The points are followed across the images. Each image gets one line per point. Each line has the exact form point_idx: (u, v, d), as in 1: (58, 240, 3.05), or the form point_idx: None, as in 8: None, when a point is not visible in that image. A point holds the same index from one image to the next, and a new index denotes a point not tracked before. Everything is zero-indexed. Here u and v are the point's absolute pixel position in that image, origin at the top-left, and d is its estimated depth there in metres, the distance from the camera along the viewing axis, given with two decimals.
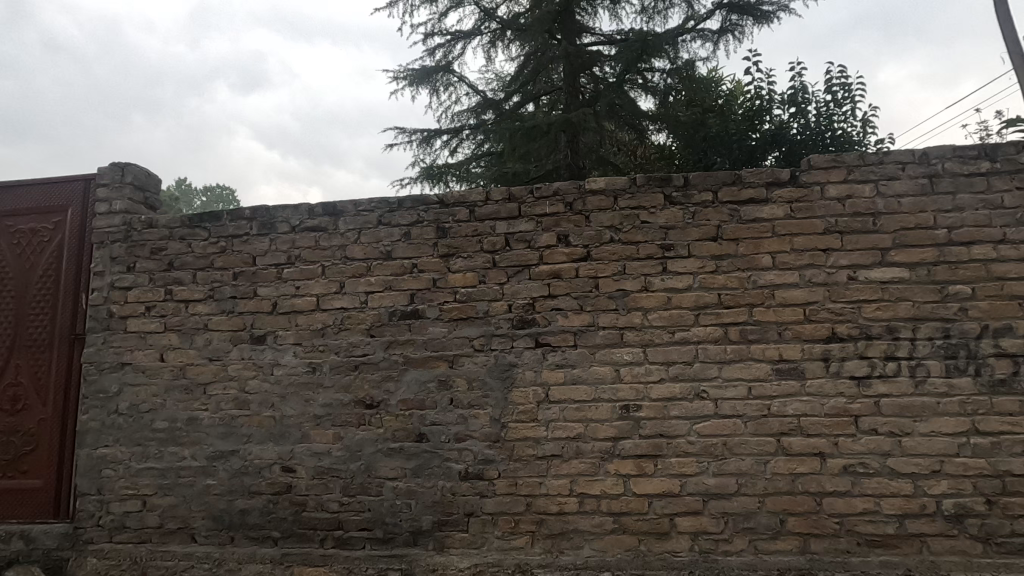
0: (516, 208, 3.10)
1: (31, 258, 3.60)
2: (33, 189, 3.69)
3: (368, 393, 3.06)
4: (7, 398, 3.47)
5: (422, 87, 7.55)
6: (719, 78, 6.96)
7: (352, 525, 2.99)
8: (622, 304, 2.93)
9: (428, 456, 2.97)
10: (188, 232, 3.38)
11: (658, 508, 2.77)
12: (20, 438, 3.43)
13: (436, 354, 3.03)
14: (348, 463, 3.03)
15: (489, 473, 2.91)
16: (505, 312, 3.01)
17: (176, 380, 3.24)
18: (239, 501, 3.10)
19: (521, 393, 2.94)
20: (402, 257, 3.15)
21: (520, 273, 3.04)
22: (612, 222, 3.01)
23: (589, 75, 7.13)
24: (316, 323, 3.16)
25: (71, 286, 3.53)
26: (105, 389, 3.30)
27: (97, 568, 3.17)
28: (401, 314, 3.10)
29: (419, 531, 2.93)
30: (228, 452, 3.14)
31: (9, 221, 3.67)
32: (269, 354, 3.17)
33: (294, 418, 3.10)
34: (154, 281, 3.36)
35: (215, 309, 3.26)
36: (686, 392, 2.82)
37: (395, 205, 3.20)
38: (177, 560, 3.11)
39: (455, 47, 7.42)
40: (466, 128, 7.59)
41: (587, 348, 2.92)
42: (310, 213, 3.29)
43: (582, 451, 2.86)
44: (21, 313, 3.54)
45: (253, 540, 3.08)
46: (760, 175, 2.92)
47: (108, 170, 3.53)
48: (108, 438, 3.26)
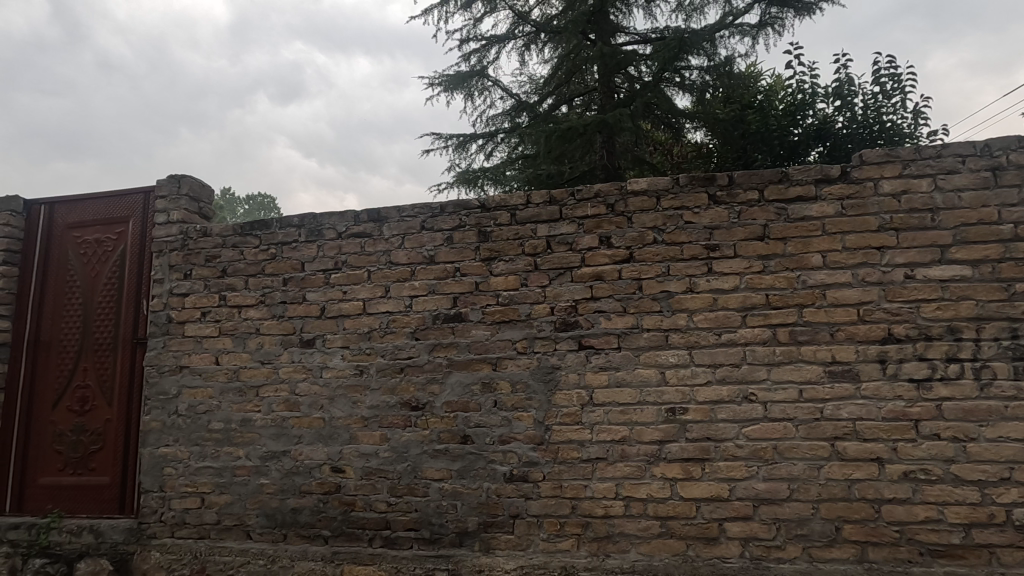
0: (557, 210, 3.11)
1: (96, 266, 3.81)
2: (98, 202, 3.91)
3: (414, 395, 3.11)
4: (77, 399, 3.68)
5: (457, 92, 7.63)
6: (758, 74, 6.79)
7: (399, 525, 3.05)
8: (666, 305, 2.90)
9: (474, 457, 3.00)
10: (240, 240, 3.51)
11: (706, 512, 2.73)
12: (88, 437, 3.63)
13: (480, 357, 3.06)
14: (395, 463, 3.09)
15: (534, 475, 2.92)
16: (548, 315, 3.02)
17: (231, 382, 3.37)
18: (292, 500, 3.20)
19: (565, 395, 2.94)
20: (444, 262, 3.20)
21: (562, 275, 3.04)
22: (655, 223, 2.98)
23: (624, 75, 7.07)
24: (363, 327, 3.24)
25: (133, 293, 3.72)
26: (166, 391, 3.46)
27: (159, 562, 3.31)
28: (445, 317, 3.14)
29: (465, 531, 2.97)
30: (280, 452, 3.24)
31: (77, 232, 3.90)
32: (318, 357, 3.27)
33: (342, 420, 3.18)
34: (209, 287, 3.51)
35: (266, 314, 3.38)
36: (734, 394, 2.77)
37: (438, 210, 3.26)
38: (233, 555, 3.23)
39: (489, 51, 7.48)
40: (500, 132, 7.65)
41: (632, 350, 2.90)
42: (355, 220, 3.37)
43: (627, 454, 2.84)
44: (88, 318, 3.76)
45: (305, 538, 3.17)
46: (808, 171, 2.85)
47: (166, 183, 3.71)
48: (169, 438, 3.41)
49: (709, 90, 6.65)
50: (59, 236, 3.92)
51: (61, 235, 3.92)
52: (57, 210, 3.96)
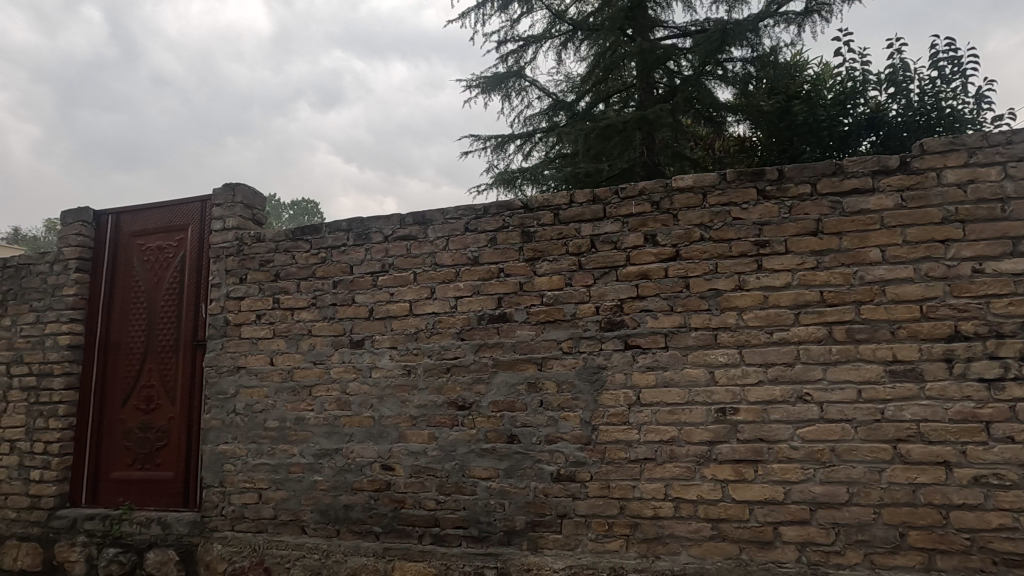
0: (601, 209, 3.09)
1: (159, 272, 4.01)
2: (159, 211, 4.12)
3: (461, 395, 3.15)
4: (143, 398, 3.89)
5: (494, 93, 7.68)
6: (804, 63, 6.58)
7: (448, 523, 3.09)
8: (714, 304, 2.84)
9: (521, 457, 3.01)
10: (291, 244, 3.63)
11: (760, 515, 2.67)
12: (154, 434, 3.83)
13: (525, 356, 3.07)
14: (443, 462, 3.13)
15: (582, 475, 2.91)
16: (593, 314, 3.01)
17: (285, 381, 3.49)
18: (343, 496, 3.29)
19: (611, 394, 2.92)
20: (488, 262, 3.23)
21: (607, 274, 3.03)
22: (702, 220, 2.93)
23: (664, 70, 6.97)
24: (410, 328, 3.30)
25: (192, 296, 3.90)
26: (224, 391, 3.61)
27: (221, 554, 3.46)
28: (490, 317, 3.17)
29: (512, 530, 2.99)
30: (332, 450, 3.34)
31: (141, 240, 4.12)
32: (367, 357, 3.35)
33: (391, 419, 3.25)
34: (263, 290, 3.64)
35: (317, 316, 3.49)
36: (788, 394, 2.69)
37: (481, 212, 3.29)
38: (289, 549, 3.34)
39: (527, 52, 7.50)
40: (538, 131, 7.65)
41: (679, 349, 2.86)
42: (401, 223, 3.44)
43: (676, 455, 2.80)
44: (152, 321, 3.97)
45: (357, 534, 3.25)
46: (864, 163, 2.74)
47: (222, 191, 3.88)
48: (228, 436, 3.56)
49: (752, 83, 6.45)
50: (125, 244, 4.15)
51: (127, 243, 4.15)
52: (123, 219, 4.20)
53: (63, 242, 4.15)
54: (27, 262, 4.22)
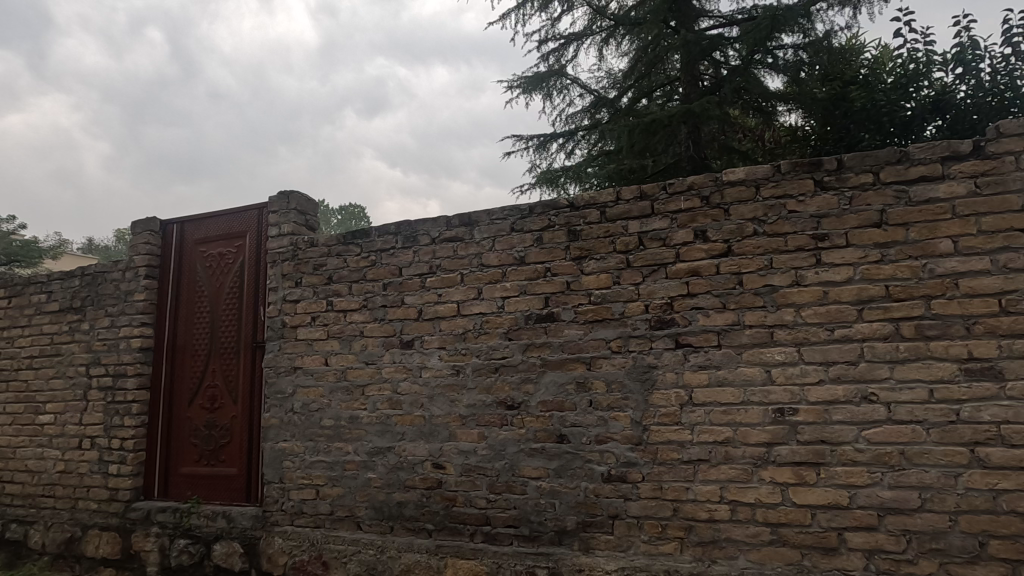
0: (648, 206, 3.04)
1: (220, 277, 4.22)
2: (220, 219, 4.33)
3: (509, 395, 3.16)
4: (208, 397, 4.09)
5: (536, 93, 7.68)
6: (861, 47, 6.26)
7: (499, 522, 3.11)
8: (770, 300, 2.75)
9: (571, 457, 3.00)
10: (343, 248, 3.74)
11: (823, 520, 2.55)
12: (218, 432, 4.02)
13: (573, 356, 3.05)
14: (493, 461, 3.16)
15: (633, 476, 2.87)
16: (642, 313, 2.96)
17: (339, 381, 3.60)
18: (396, 494, 3.36)
19: (662, 394, 2.87)
20: (535, 262, 3.23)
21: (656, 272, 2.97)
22: (755, 214, 2.84)
23: (710, 61, 6.79)
24: (458, 329, 3.34)
25: (251, 300, 4.08)
26: (282, 390, 3.75)
27: (282, 547, 3.60)
28: (537, 317, 3.17)
29: (563, 530, 2.98)
30: (385, 448, 3.42)
31: (204, 247, 4.34)
32: (417, 357, 3.41)
33: (441, 418, 3.30)
34: (317, 293, 3.77)
35: (368, 317, 3.58)
36: (851, 394, 2.57)
37: (526, 212, 3.30)
38: (346, 544, 3.44)
39: (568, 50, 7.46)
40: (581, 129, 7.60)
41: (733, 348, 2.78)
42: (447, 225, 3.49)
43: (731, 456, 2.72)
44: (216, 323, 4.17)
45: (410, 531, 3.32)
46: (932, 149, 2.59)
47: (277, 199, 4.03)
48: (287, 434, 3.70)
49: (804, 69, 6.11)
50: (189, 251, 4.38)
51: (190, 251, 4.38)
52: (186, 228, 4.43)
53: (134, 250, 4.42)
54: (102, 270, 4.52)
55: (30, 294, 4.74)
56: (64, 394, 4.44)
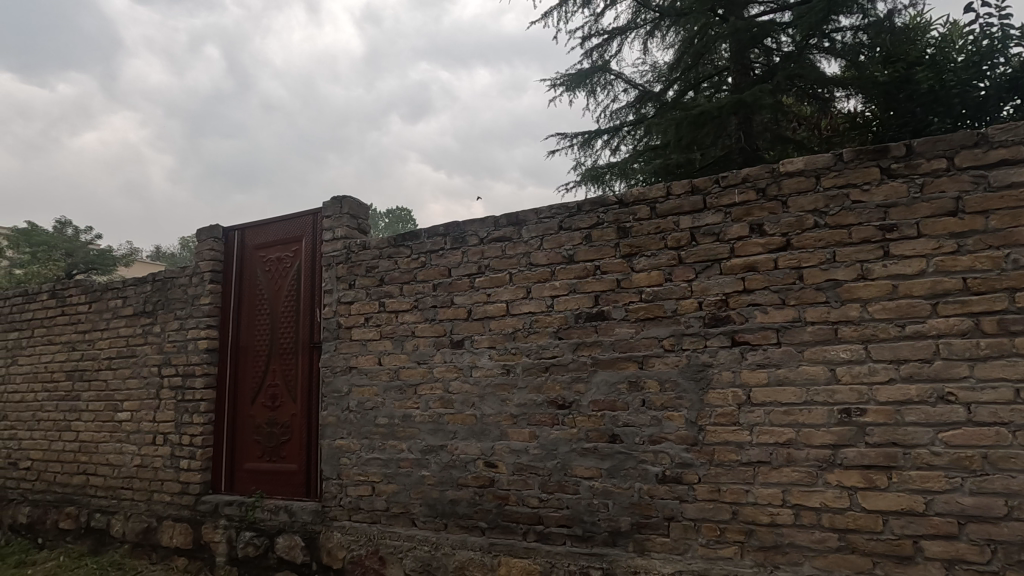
0: (700, 200, 2.96)
1: (278, 281, 4.39)
2: (277, 225, 4.51)
3: (560, 394, 3.15)
4: (269, 396, 4.27)
5: (579, 90, 7.62)
6: (927, 24, 5.89)
7: (552, 521, 3.10)
8: (833, 295, 2.62)
9: (624, 457, 2.96)
10: (393, 251, 3.82)
11: (896, 527, 2.42)
12: (279, 429, 4.19)
13: (625, 355, 3.01)
14: (545, 461, 3.15)
15: (689, 477, 2.80)
16: (696, 311, 2.88)
17: (392, 381, 3.68)
18: (450, 492, 3.41)
19: (719, 394, 2.79)
20: (584, 260, 3.20)
21: (709, 268, 2.89)
22: (815, 206, 2.71)
23: (761, 48, 6.55)
24: (507, 328, 3.35)
25: (308, 302, 4.23)
26: (338, 389, 3.87)
27: (340, 542, 3.71)
28: (587, 315, 3.14)
29: (618, 531, 2.94)
30: (438, 446, 3.47)
31: (263, 252, 4.53)
32: (467, 357, 3.45)
33: (492, 417, 3.32)
34: (370, 294, 3.86)
35: (420, 318, 3.65)
36: (925, 394, 2.42)
37: (574, 210, 3.27)
38: (401, 540, 3.51)
39: (611, 45, 7.37)
40: (626, 125, 7.50)
41: (794, 345, 2.67)
42: (495, 225, 3.51)
43: (794, 458, 2.61)
44: (275, 324, 4.35)
45: (463, 529, 3.35)
46: (1014, 130, 2.41)
47: (331, 204, 4.17)
48: (344, 432, 3.81)
49: (863, 52, 5.96)
50: (249, 257, 4.58)
51: (251, 256, 4.58)
52: (247, 235, 4.64)
53: (200, 257, 4.66)
54: (171, 276, 4.79)
55: (108, 299, 5.08)
56: (139, 392, 4.74)
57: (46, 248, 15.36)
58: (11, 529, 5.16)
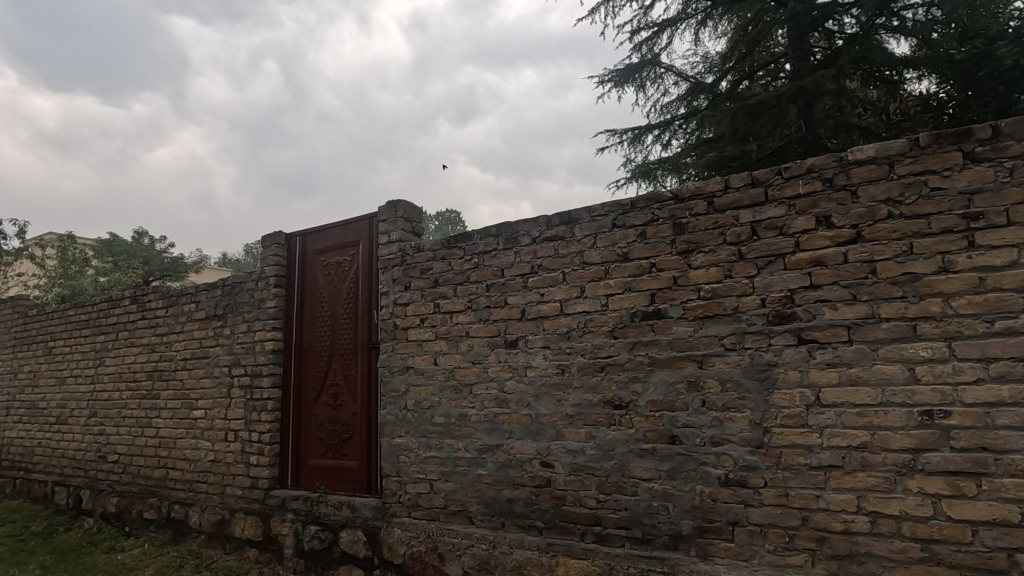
0: (761, 192, 2.85)
1: (338, 284, 4.55)
2: (336, 230, 4.67)
3: (617, 394, 3.10)
4: (331, 395, 4.44)
5: (628, 85, 7.50)
6: None
7: (610, 523, 3.06)
8: (911, 290, 2.46)
9: (684, 459, 2.88)
10: (447, 252, 3.88)
11: (987, 539, 2.25)
12: (341, 427, 4.34)
13: (683, 355, 2.93)
14: (602, 461, 3.11)
15: (754, 480, 2.70)
16: (758, 308, 2.77)
17: (448, 380, 3.73)
18: (507, 491, 3.42)
19: (785, 394, 2.67)
20: (639, 258, 3.14)
21: (773, 263, 2.77)
22: (889, 195, 2.56)
23: (822, 32, 6.25)
24: (561, 327, 3.34)
25: (365, 304, 4.36)
26: (396, 389, 3.95)
27: (401, 538, 3.80)
28: (643, 314, 3.08)
29: (679, 534, 2.87)
30: (494, 445, 3.50)
31: (322, 256, 4.71)
32: (521, 357, 3.45)
33: (548, 417, 3.32)
34: (425, 296, 3.93)
35: (474, 318, 3.68)
36: (1019, 395, 2.24)
37: (628, 207, 3.21)
38: (460, 538, 3.55)
39: (661, 37, 7.21)
40: (677, 119, 7.33)
41: (867, 343, 2.52)
42: (547, 224, 3.50)
43: (869, 463, 2.47)
44: (335, 326, 4.51)
45: (521, 528, 3.36)
46: None
47: (386, 209, 4.28)
48: (402, 430, 3.90)
49: (937, 29, 5.49)
50: (311, 262, 4.77)
51: (312, 260, 4.77)
52: (308, 240, 4.83)
53: (265, 262, 4.89)
54: (239, 281, 5.04)
55: (182, 304, 5.41)
56: (212, 391, 5.01)
57: (127, 257, 16.55)
58: (102, 518, 5.57)
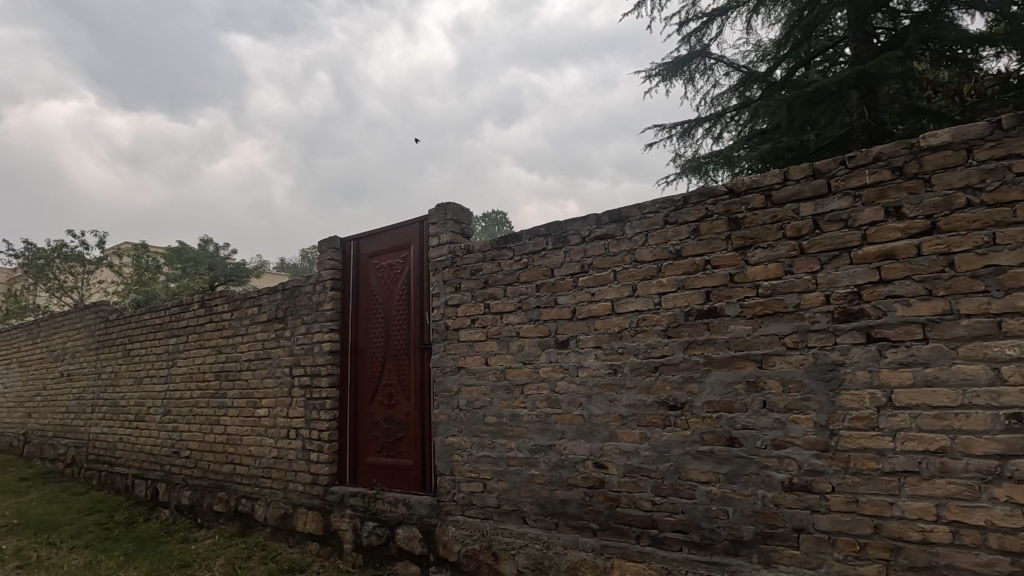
0: (824, 184, 2.72)
1: (390, 286, 4.67)
2: (388, 233, 4.79)
3: (672, 394, 3.04)
4: (386, 394, 4.55)
5: (677, 78, 7.34)
6: None
7: (666, 526, 3.00)
8: (995, 284, 2.29)
9: (744, 462, 2.79)
10: (496, 253, 3.90)
11: None
12: (395, 426, 4.44)
13: (741, 354, 2.84)
14: (657, 463, 3.05)
15: (820, 485, 2.58)
16: (822, 305, 2.65)
17: (500, 380, 3.75)
18: (560, 491, 3.41)
19: (852, 395, 2.54)
20: (693, 255, 3.06)
21: (838, 258, 2.64)
22: (968, 182, 2.39)
23: (887, 12, 5.92)
24: (613, 327, 3.30)
25: (417, 305, 4.44)
26: (449, 388, 4.01)
27: (456, 536, 3.85)
28: (698, 313, 3.00)
29: (739, 540, 2.78)
30: (546, 445, 3.49)
31: (375, 260, 4.84)
32: (572, 357, 3.43)
33: (600, 418, 3.28)
34: (476, 296, 3.97)
35: (524, 318, 3.69)
36: None
37: (680, 203, 3.15)
38: (513, 538, 3.57)
39: (711, 28, 7.01)
40: (729, 111, 7.11)
41: (945, 342, 2.36)
42: (597, 223, 3.46)
43: (950, 469, 2.31)
44: (389, 327, 4.62)
45: (575, 529, 3.34)
46: None
47: (436, 211, 4.35)
48: (455, 430, 3.95)
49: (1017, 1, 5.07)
50: (364, 265, 4.91)
51: (365, 264, 4.91)
52: (361, 244, 4.98)
53: (321, 266, 5.06)
54: (298, 285, 5.25)
55: (246, 307, 5.68)
56: (275, 391, 5.24)
57: (194, 264, 17.55)
58: (177, 510, 5.93)
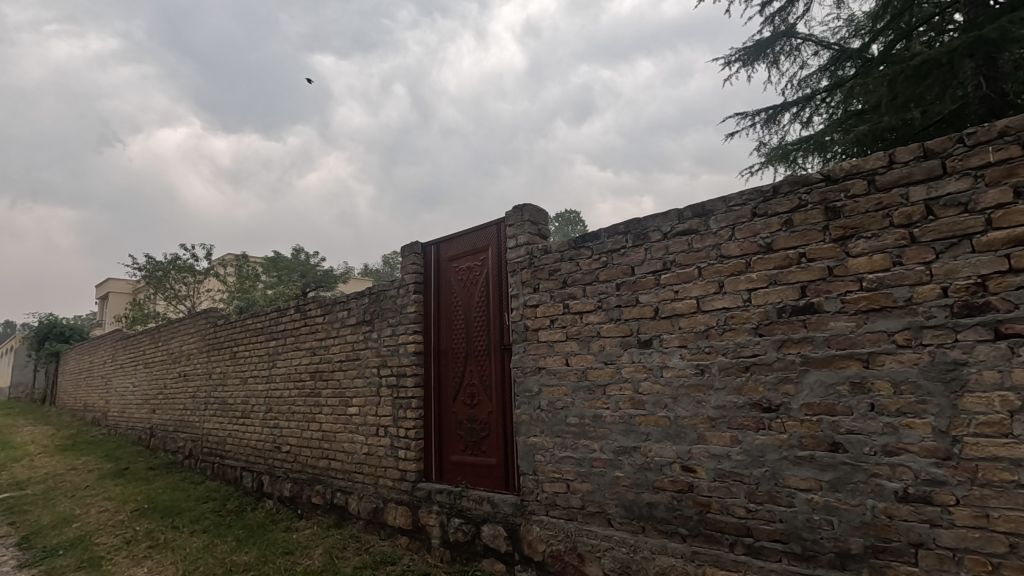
0: (937, 165, 2.48)
1: (470, 288, 4.77)
2: (467, 237, 4.90)
3: (765, 395, 2.88)
4: (468, 394, 4.66)
5: (760, 62, 6.96)
6: None
7: (763, 534, 2.84)
8: None
9: (849, 469, 2.59)
10: (574, 252, 3.88)
11: None
12: (478, 425, 4.53)
13: (844, 353, 2.64)
14: (751, 468, 2.90)
15: (941, 497, 2.35)
16: (939, 298, 2.40)
17: (581, 381, 3.73)
18: (646, 494, 3.33)
19: (978, 398, 2.29)
20: (786, 248, 2.89)
21: (956, 246, 2.39)
22: None
23: None
24: (699, 325, 3.17)
25: (497, 306, 4.51)
26: (530, 389, 4.03)
27: (540, 536, 3.86)
28: (793, 309, 2.83)
29: (847, 553, 2.58)
30: (630, 447, 3.42)
31: (455, 263, 4.96)
32: (656, 356, 3.34)
33: (687, 419, 3.17)
34: (554, 296, 3.97)
35: (604, 318, 3.64)
36: None
37: (770, 194, 2.98)
38: (599, 539, 3.53)
39: (797, 5, 6.59)
40: (819, 93, 6.65)
41: None
42: (679, 218, 3.36)
43: None
44: (469, 328, 4.72)
45: (662, 534, 3.24)
46: None
47: (513, 213, 4.40)
48: (537, 429, 3.96)
49: None
50: (445, 269, 5.05)
51: (446, 268, 5.05)
52: (441, 249, 5.13)
53: (405, 271, 5.27)
54: (383, 289, 5.49)
55: (336, 311, 6.02)
56: (364, 390, 5.51)
57: (288, 272, 18.87)
58: (279, 501, 6.38)
